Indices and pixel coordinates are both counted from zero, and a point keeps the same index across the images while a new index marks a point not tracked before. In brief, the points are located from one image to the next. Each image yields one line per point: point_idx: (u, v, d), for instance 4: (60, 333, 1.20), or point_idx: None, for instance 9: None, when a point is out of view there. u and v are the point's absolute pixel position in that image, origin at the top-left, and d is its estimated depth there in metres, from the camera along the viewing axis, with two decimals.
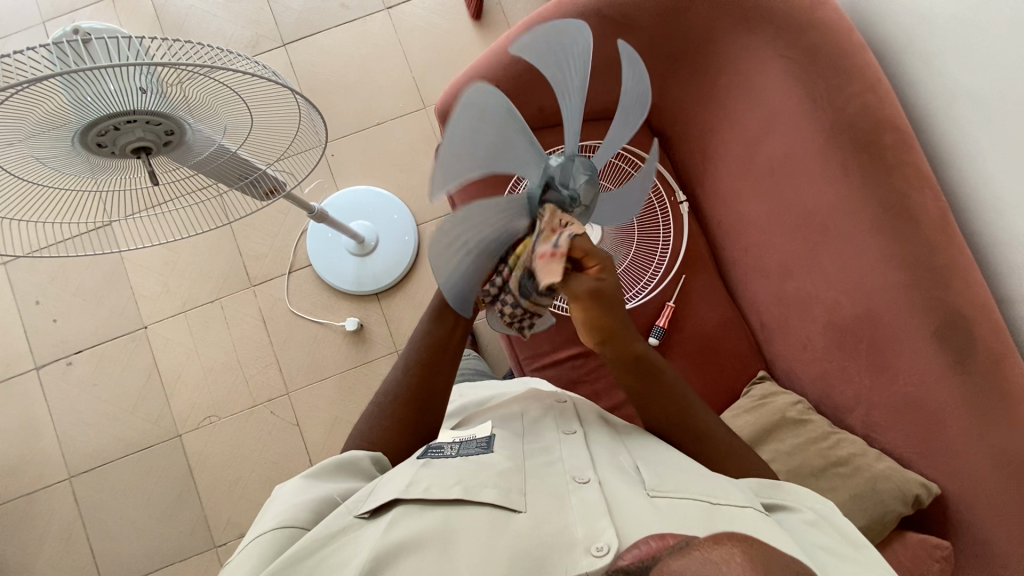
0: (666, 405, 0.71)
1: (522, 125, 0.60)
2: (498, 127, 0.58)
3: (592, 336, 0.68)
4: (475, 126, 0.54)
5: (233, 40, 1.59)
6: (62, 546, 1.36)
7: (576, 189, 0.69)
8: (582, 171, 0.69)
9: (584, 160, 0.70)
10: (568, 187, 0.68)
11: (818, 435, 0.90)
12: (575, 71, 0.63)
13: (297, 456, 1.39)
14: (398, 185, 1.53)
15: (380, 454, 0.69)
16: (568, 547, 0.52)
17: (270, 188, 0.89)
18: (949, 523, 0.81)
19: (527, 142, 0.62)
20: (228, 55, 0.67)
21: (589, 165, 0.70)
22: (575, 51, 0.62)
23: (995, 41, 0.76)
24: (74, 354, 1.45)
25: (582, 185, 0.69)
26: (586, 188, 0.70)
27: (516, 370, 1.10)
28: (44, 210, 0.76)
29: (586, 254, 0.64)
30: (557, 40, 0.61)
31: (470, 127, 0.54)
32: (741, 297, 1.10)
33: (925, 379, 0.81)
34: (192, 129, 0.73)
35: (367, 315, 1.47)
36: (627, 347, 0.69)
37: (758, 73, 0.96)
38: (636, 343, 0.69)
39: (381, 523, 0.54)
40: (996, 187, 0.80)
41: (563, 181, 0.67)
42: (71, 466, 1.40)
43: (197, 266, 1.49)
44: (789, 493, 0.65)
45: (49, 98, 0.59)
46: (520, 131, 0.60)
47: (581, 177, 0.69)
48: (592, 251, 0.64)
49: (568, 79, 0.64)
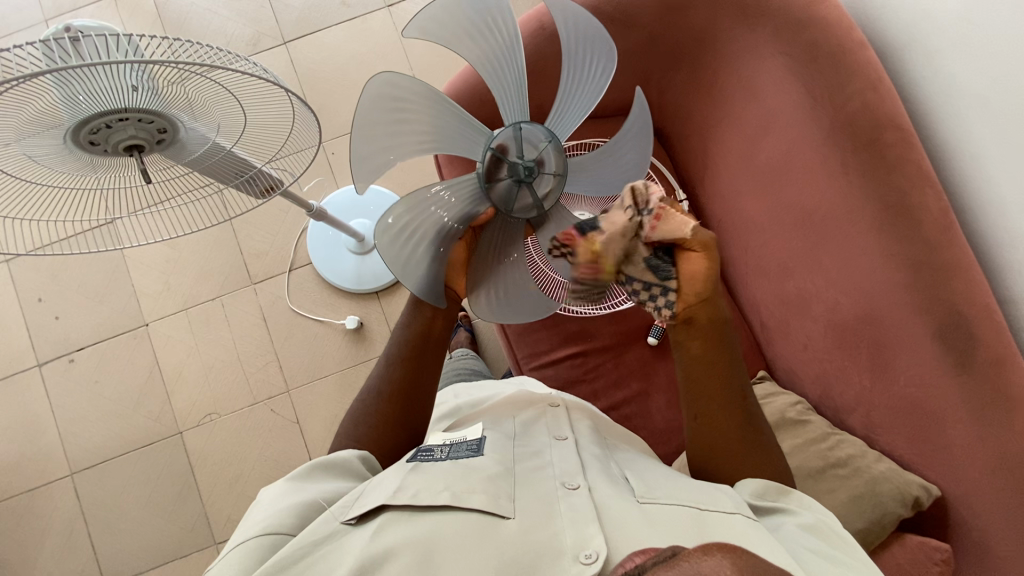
0: (717, 385, 0.66)
1: (448, 108, 0.74)
2: (416, 110, 0.72)
3: (703, 292, 0.63)
4: (387, 115, 0.69)
5: (234, 39, 1.59)
6: (64, 541, 1.37)
7: (534, 159, 0.75)
8: (539, 139, 0.75)
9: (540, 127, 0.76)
10: (526, 159, 0.75)
11: (817, 436, 0.89)
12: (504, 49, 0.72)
13: (297, 454, 1.39)
14: (397, 182, 1.52)
15: (370, 454, 0.70)
16: (556, 554, 0.51)
17: (268, 185, 0.89)
18: (950, 526, 0.80)
19: (467, 129, 0.76)
20: (224, 54, 0.66)
21: (549, 134, 0.76)
22: (502, 26, 0.70)
23: (996, 38, 0.75)
24: (76, 351, 1.46)
25: (539, 149, 0.75)
26: (546, 150, 0.75)
27: (514, 368, 1.10)
28: (40, 207, 0.76)
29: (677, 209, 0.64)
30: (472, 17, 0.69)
31: (385, 115, 0.69)
32: (743, 296, 1.10)
33: (925, 379, 0.80)
34: (187, 127, 0.73)
35: (367, 313, 1.47)
36: (720, 308, 0.65)
37: (757, 70, 0.95)
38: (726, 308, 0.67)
39: (368, 530, 0.54)
40: (998, 185, 0.79)
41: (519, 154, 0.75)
42: (72, 463, 1.41)
43: (198, 263, 1.50)
44: (795, 500, 0.64)
45: (41, 95, 0.60)
46: (451, 114, 0.74)
47: (539, 144, 0.75)
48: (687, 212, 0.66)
49: (501, 66, 0.73)
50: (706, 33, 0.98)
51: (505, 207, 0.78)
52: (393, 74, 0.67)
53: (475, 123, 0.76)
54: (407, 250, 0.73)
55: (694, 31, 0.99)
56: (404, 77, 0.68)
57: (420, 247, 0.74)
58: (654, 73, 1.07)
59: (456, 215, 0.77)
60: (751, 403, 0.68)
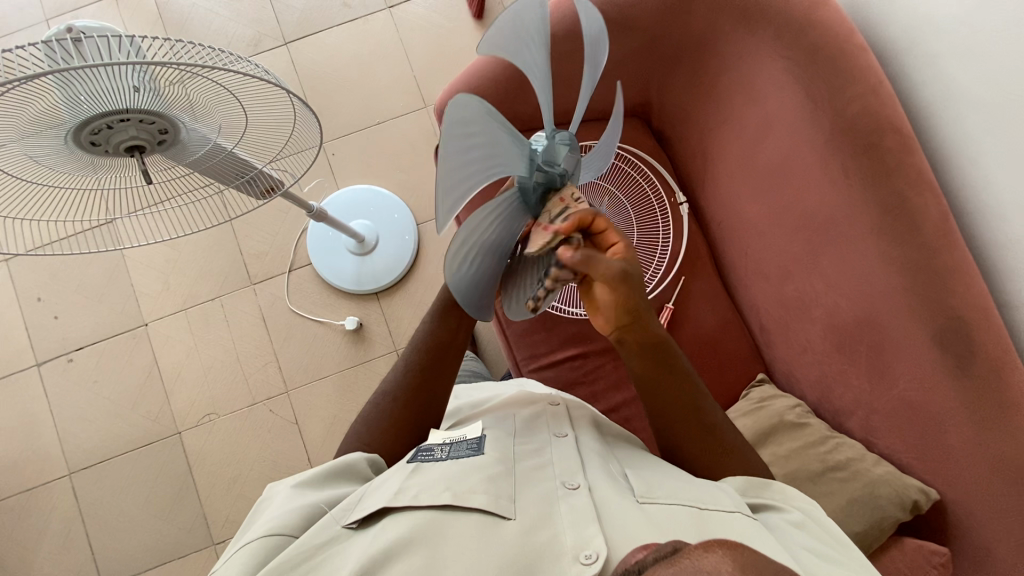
0: (670, 396, 0.70)
1: (502, 127, 0.57)
2: (483, 137, 0.56)
3: (613, 317, 0.66)
4: (461, 145, 0.54)
5: (235, 39, 1.59)
6: (62, 541, 1.37)
7: (563, 166, 0.65)
8: (563, 143, 0.64)
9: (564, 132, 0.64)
10: (555, 166, 0.64)
11: (816, 439, 0.89)
12: (538, 51, 0.62)
13: (296, 455, 1.39)
14: (397, 184, 1.52)
15: (376, 456, 0.70)
16: (556, 556, 0.51)
17: (269, 186, 0.89)
18: (948, 529, 0.80)
19: (516, 147, 0.60)
20: (224, 55, 0.66)
21: (570, 136, 0.65)
22: (533, 23, 0.60)
23: (996, 42, 0.75)
24: (75, 351, 1.46)
25: (567, 155, 0.64)
26: (571, 154, 0.65)
27: (514, 370, 1.09)
28: (40, 206, 0.76)
29: (606, 231, 0.65)
30: (518, 26, 0.59)
31: (455, 146, 0.54)
32: (743, 298, 1.10)
33: (924, 383, 0.80)
34: (188, 128, 0.73)
35: (367, 314, 1.47)
36: (648, 329, 0.67)
37: (757, 73, 0.95)
38: (657, 327, 0.68)
39: (368, 534, 0.54)
40: (997, 188, 0.79)
41: (548, 162, 0.64)
42: (71, 462, 1.40)
43: (197, 263, 1.50)
44: (777, 493, 0.64)
45: (43, 96, 0.60)
46: (507, 134, 0.58)
47: (564, 150, 0.64)
48: (613, 230, 0.65)
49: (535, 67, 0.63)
50: (707, 35, 0.98)
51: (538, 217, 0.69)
52: (468, 97, 0.52)
53: (517, 132, 0.59)
54: (466, 284, 0.65)
55: (694, 35, 0.99)
56: (478, 99, 0.53)
57: (478, 277, 0.66)
58: (655, 76, 1.07)
59: (502, 237, 0.66)
60: (713, 410, 0.71)
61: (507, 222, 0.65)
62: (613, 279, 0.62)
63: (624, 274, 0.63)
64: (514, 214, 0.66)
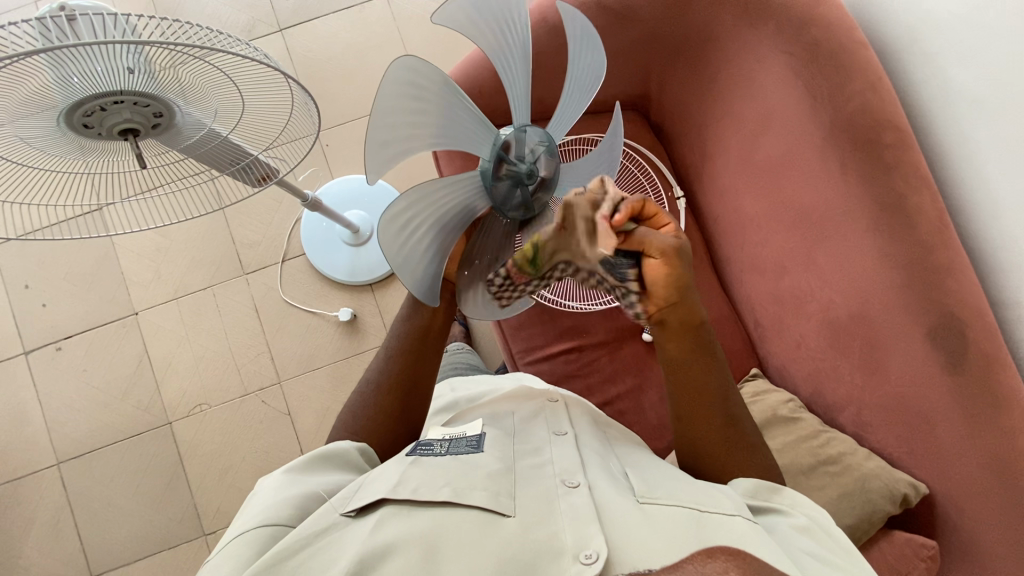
0: (690, 387, 0.68)
1: (524, 72, 0.71)
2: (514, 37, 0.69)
3: (664, 298, 0.63)
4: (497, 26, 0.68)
5: (230, 25, 1.57)
6: (50, 531, 1.36)
7: (532, 164, 0.70)
8: (538, 140, 0.70)
9: (543, 134, 0.71)
10: (524, 161, 0.70)
11: (809, 433, 0.90)
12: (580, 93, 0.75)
13: (288, 445, 1.38)
14: (393, 173, 1.51)
15: (366, 445, 0.69)
16: (557, 554, 0.51)
17: (264, 175, 0.87)
18: (937, 523, 0.81)
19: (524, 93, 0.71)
20: (222, 37, 0.65)
21: (552, 153, 0.71)
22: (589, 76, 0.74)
23: (996, 43, 0.75)
24: (64, 340, 1.44)
25: (539, 155, 0.70)
26: (546, 159, 0.71)
27: (510, 363, 1.09)
28: (28, 191, 0.74)
29: (655, 215, 0.63)
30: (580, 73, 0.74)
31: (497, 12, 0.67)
32: (737, 292, 1.10)
33: (917, 380, 0.81)
34: (182, 112, 0.72)
35: (361, 305, 1.46)
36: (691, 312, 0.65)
37: (757, 68, 0.95)
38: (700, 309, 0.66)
39: (368, 523, 0.54)
40: (992, 188, 0.80)
41: (518, 153, 0.69)
42: (59, 452, 1.39)
43: (189, 252, 1.48)
44: (784, 498, 0.64)
45: (34, 75, 0.59)
46: (523, 77, 0.71)
47: (537, 148, 0.70)
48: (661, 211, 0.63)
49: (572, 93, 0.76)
50: (707, 29, 0.99)
51: (498, 205, 0.72)
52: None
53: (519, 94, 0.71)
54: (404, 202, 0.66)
55: (696, 28, 1.00)
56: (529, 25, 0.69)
57: (424, 216, 0.69)
58: (655, 67, 1.08)
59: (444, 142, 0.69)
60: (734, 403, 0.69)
61: (463, 136, 0.69)
62: (670, 254, 0.61)
63: (678, 252, 0.61)
64: (480, 142, 0.70)
